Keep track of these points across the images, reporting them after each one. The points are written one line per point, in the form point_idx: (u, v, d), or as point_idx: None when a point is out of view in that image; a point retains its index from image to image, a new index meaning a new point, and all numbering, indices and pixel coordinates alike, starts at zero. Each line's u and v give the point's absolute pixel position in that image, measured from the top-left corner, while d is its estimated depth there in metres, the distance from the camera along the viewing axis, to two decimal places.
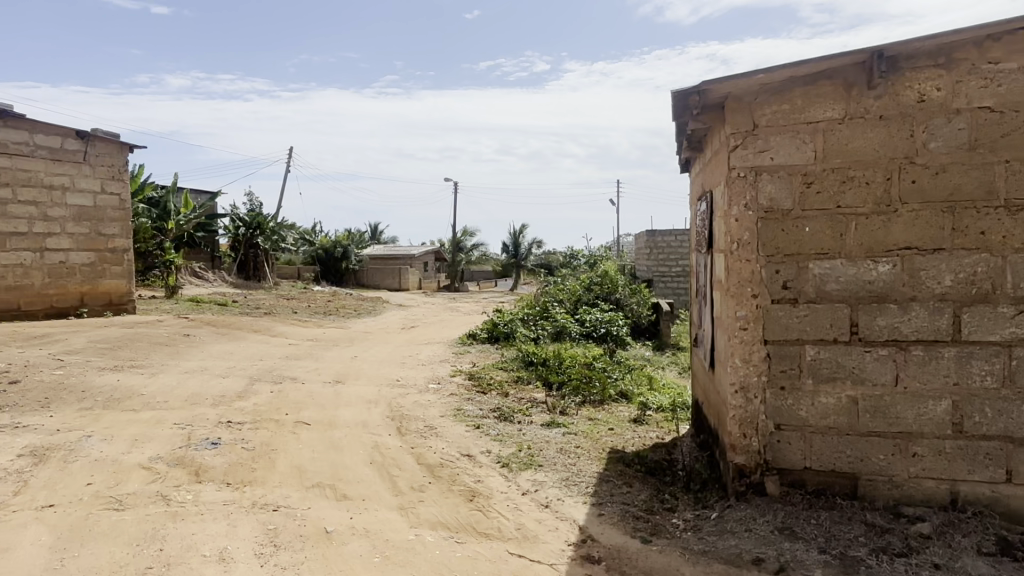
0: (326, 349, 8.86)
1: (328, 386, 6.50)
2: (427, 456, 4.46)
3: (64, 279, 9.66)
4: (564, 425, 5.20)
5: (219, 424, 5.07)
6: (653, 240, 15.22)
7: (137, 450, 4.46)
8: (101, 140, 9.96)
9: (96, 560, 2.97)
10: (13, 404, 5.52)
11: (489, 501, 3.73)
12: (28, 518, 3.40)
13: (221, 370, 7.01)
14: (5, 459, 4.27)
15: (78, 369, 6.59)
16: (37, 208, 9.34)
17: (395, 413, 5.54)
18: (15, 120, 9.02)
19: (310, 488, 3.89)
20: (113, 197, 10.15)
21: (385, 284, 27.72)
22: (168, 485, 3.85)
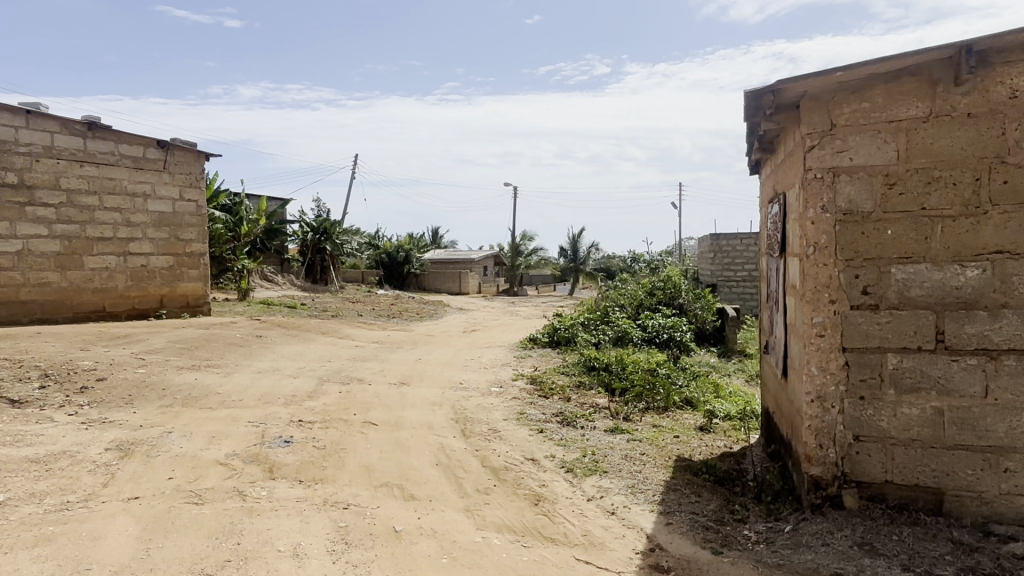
0: (390, 351, 9.03)
1: (393, 388, 6.61)
2: (491, 459, 4.48)
3: (145, 281, 10.14)
4: (627, 431, 5.14)
5: (290, 423, 5.22)
6: (717, 244, 14.91)
7: (214, 447, 4.63)
8: (179, 149, 10.46)
9: (179, 551, 3.10)
10: (101, 401, 5.82)
11: (554, 506, 3.71)
12: (116, 509, 3.58)
13: (291, 371, 7.22)
14: (94, 453, 4.51)
15: (158, 368, 6.90)
16: (121, 214, 9.83)
17: (459, 416, 5.59)
18: (102, 131, 9.57)
19: (378, 487, 3.96)
20: (191, 204, 10.63)
21: (445, 288, 28.02)
22: (244, 481, 3.99)
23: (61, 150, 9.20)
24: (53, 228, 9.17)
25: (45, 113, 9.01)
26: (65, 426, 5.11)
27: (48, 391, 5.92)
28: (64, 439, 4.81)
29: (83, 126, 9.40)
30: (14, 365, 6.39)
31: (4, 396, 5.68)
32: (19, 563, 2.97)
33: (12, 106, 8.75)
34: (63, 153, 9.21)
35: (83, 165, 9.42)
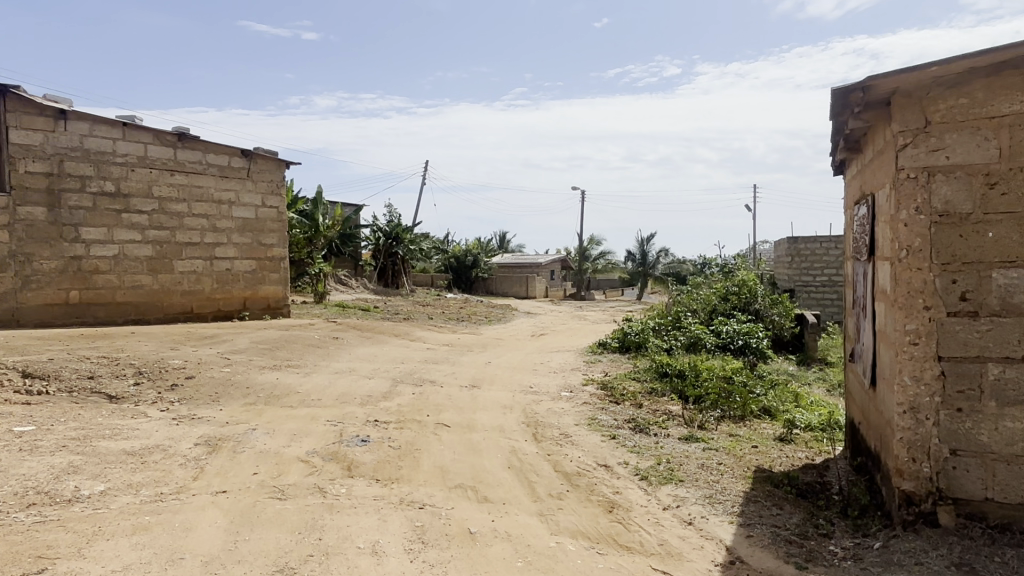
0: (461, 354, 9.13)
1: (464, 390, 6.68)
2: (564, 464, 4.46)
3: (229, 285, 10.61)
4: (703, 440, 5.03)
5: (366, 423, 5.34)
6: (795, 247, 14.42)
7: (295, 444, 4.80)
8: (261, 157, 10.90)
9: (265, 545, 3.22)
10: (190, 398, 6.12)
11: (629, 514, 3.66)
12: (206, 502, 3.75)
13: (366, 372, 7.41)
14: (185, 447, 4.75)
15: (242, 367, 7.20)
16: (208, 220, 10.32)
17: (530, 419, 5.60)
18: (191, 141, 10.08)
19: (452, 488, 4.01)
20: (272, 210, 11.06)
21: (513, 292, 28.15)
22: (324, 478, 4.11)
23: (154, 160, 9.73)
24: (147, 234, 9.69)
25: (139, 125, 9.56)
26: (158, 422, 5.39)
27: (143, 388, 6.27)
28: (157, 433, 5.09)
29: (174, 137, 9.92)
30: (112, 362, 6.80)
31: (103, 393, 6.05)
32: (121, 549, 3.15)
33: (111, 119, 9.33)
34: (155, 163, 9.74)
35: (173, 173, 9.94)
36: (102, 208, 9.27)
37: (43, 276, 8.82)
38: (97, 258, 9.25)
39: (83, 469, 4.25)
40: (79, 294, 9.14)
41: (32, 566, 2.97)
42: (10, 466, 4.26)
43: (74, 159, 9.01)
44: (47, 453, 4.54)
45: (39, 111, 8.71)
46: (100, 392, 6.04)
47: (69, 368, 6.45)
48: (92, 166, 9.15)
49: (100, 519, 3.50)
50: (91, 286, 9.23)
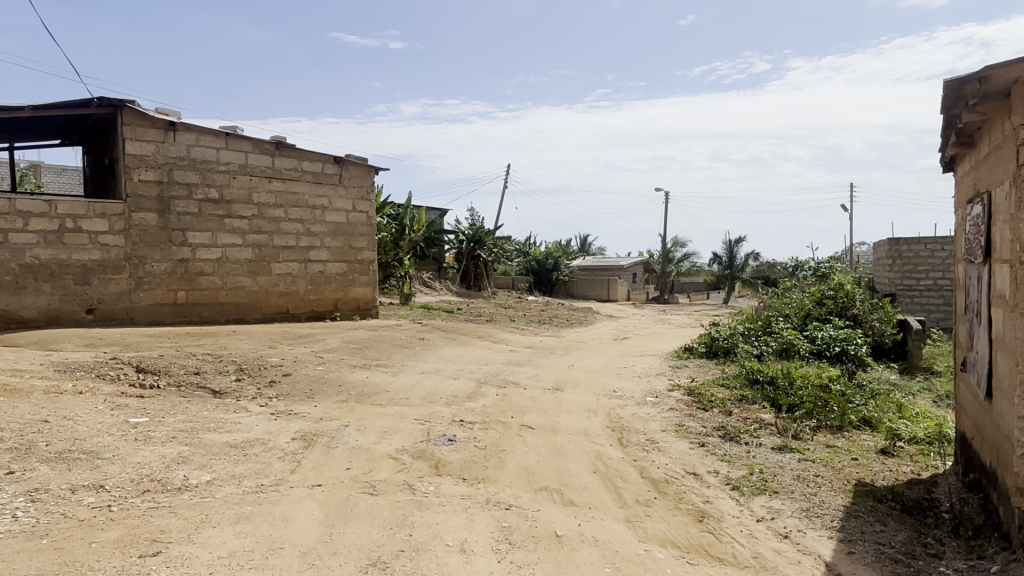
0: (544, 357, 9.14)
1: (548, 393, 6.68)
2: (651, 470, 4.38)
3: (323, 286, 11.07)
4: (798, 450, 4.82)
5: (453, 423, 5.43)
6: (896, 249, 13.64)
7: (385, 441, 4.94)
8: (352, 164, 11.34)
9: (359, 538, 3.32)
10: (286, 394, 6.42)
11: (719, 524, 3.56)
12: (303, 494, 3.91)
13: (451, 373, 7.52)
14: (283, 441, 4.98)
15: (334, 366, 7.48)
16: (303, 225, 10.79)
17: (615, 424, 5.54)
18: (287, 149, 10.58)
19: (538, 490, 4.01)
20: (362, 215, 11.49)
21: (594, 295, 27.96)
22: (413, 476, 4.21)
23: (254, 168, 10.27)
24: (247, 238, 10.22)
25: (241, 135, 10.12)
26: (257, 416, 5.68)
27: (244, 384, 6.62)
28: (257, 427, 5.36)
29: (272, 146, 10.44)
30: (215, 359, 7.21)
31: (208, 388, 6.42)
32: (226, 537, 3.33)
33: (215, 130, 9.90)
34: (255, 170, 10.28)
35: (271, 180, 10.45)
36: (207, 214, 9.84)
37: (154, 277, 9.45)
38: (202, 261, 9.83)
39: (191, 460, 4.52)
40: (186, 294, 9.73)
41: (148, 548, 3.19)
42: (128, 455, 4.59)
43: (182, 168, 9.62)
44: (160, 443, 4.86)
45: (152, 123, 9.34)
46: (205, 387, 6.43)
47: (178, 364, 6.89)
48: (198, 174, 9.74)
49: (208, 507, 3.72)
50: (196, 287, 9.81)
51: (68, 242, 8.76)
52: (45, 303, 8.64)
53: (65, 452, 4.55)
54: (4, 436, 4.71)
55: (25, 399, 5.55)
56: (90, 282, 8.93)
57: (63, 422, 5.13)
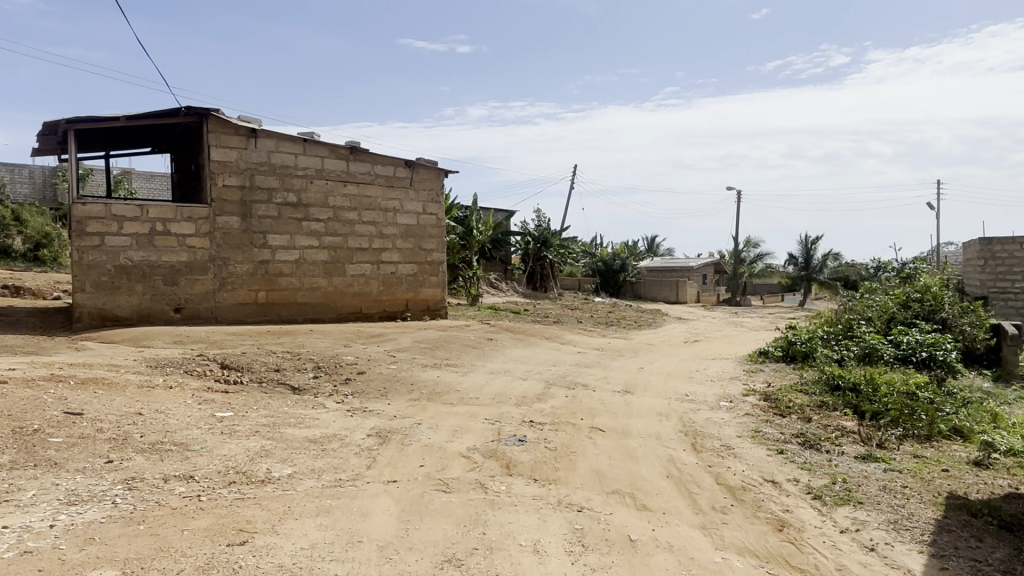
0: (613, 359, 9.07)
1: (618, 396, 6.62)
2: (726, 477, 4.28)
3: (394, 287, 11.33)
4: (884, 460, 4.62)
5: (523, 423, 5.46)
6: (989, 249, 12.88)
7: (457, 440, 5.01)
8: (423, 168, 11.57)
9: (434, 534, 3.38)
10: (361, 391, 6.60)
11: (801, 534, 3.45)
12: (379, 490, 4.01)
13: (520, 373, 7.56)
14: (359, 437, 5.12)
15: (406, 365, 7.64)
16: (376, 227, 11.07)
17: (688, 428, 5.45)
18: (362, 153, 10.88)
19: (610, 494, 3.99)
20: (432, 217, 11.71)
21: (663, 296, 27.51)
22: (485, 474, 4.26)
23: (330, 172, 10.60)
24: (323, 240, 10.55)
25: (318, 140, 10.46)
26: (334, 413, 5.86)
27: (321, 381, 6.84)
28: (335, 423, 5.53)
29: (347, 150, 10.75)
30: (294, 357, 7.48)
31: (287, 384, 6.67)
32: (307, 529, 3.46)
33: (293, 136, 10.27)
34: (330, 175, 10.61)
35: (346, 184, 10.76)
36: (285, 217, 10.22)
37: (237, 278, 9.87)
38: (281, 262, 10.21)
39: (274, 453, 4.71)
40: (266, 294, 10.12)
41: (236, 537, 3.34)
42: (215, 447, 4.82)
43: (263, 173, 10.02)
44: (244, 436, 5.08)
45: (235, 130, 9.77)
46: (285, 383, 6.68)
47: (260, 361, 7.19)
48: (277, 179, 10.13)
49: (290, 499, 3.86)
50: (275, 287, 10.19)
51: (159, 244, 9.27)
52: (138, 302, 9.16)
53: (158, 443, 4.82)
54: (104, 427, 5.03)
55: (122, 392, 5.92)
56: (178, 282, 9.41)
57: (156, 414, 5.43)
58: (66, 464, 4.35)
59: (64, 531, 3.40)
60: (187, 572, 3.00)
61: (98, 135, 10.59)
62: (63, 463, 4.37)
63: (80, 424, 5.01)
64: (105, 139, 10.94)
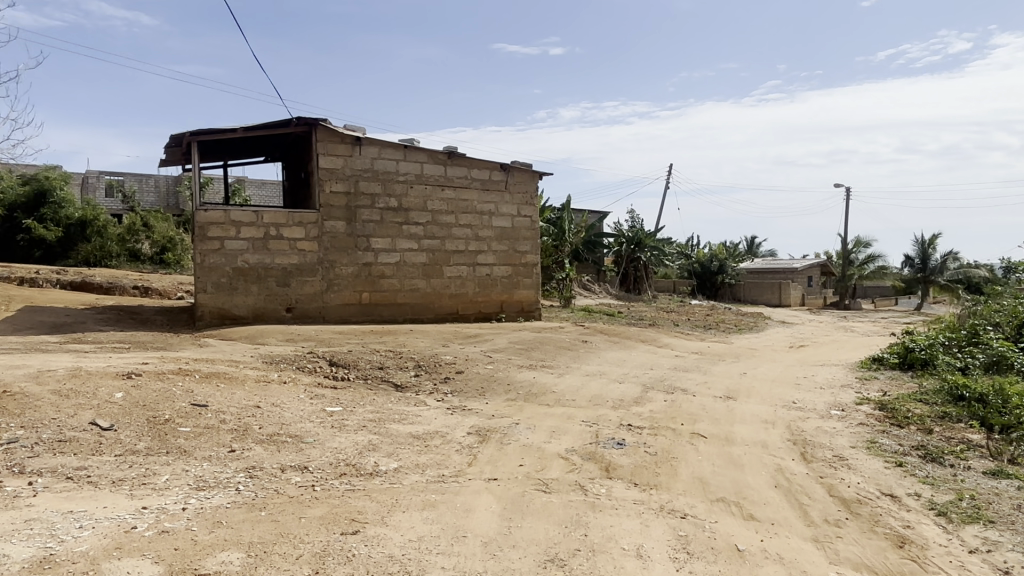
0: (713, 363, 8.84)
1: (720, 401, 6.45)
2: (840, 489, 4.09)
3: (489, 288, 11.52)
4: (1017, 477, 4.27)
5: (621, 426, 5.43)
6: None
7: (555, 441, 5.04)
8: (518, 170, 11.71)
9: (536, 533, 3.43)
10: (459, 390, 6.76)
11: (923, 552, 3.26)
12: (480, 487, 4.10)
13: (617, 376, 7.51)
14: (460, 435, 5.25)
15: (503, 365, 7.76)
16: (472, 230, 11.30)
17: (797, 437, 5.24)
18: (459, 158, 11.14)
19: (715, 502, 3.90)
20: (526, 219, 11.82)
21: (764, 299, 26.49)
22: (584, 476, 4.27)
23: (429, 177, 10.91)
24: (422, 243, 10.87)
25: (417, 147, 10.80)
26: (435, 410, 6.03)
27: (422, 379, 7.06)
28: (436, 420, 5.70)
29: (445, 155, 11.04)
30: (396, 356, 7.75)
31: (390, 382, 6.92)
32: (415, 521, 3.59)
33: (395, 143, 10.65)
34: (429, 179, 10.92)
35: (444, 188, 11.05)
36: (387, 221, 10.60)
37: (342, 280, 10.33)
38: (383, 264, 10.59)
39: (380, 447, 4.91)
40: (369, 295, 10.53)
41: (349, 527, 3.51)
42: (326, 440, 5.07)
43: (367, 179, 10.45)
44: (352, 430, 5.32)
45: (341, 139, 10.24)
46: (389, 381, 6.95)
47: (365, 359, 7.50)
48: (380, 185, 10.52)
49: (397, 492, 4.02)
50: (378, 288, 10.59)
51: (272, 248, 9.84)
52: (253, 302, 9.76)
53: (275, 434, 5.13)
54: (226, 418, 5.41)
55: (240, 386, 6.33)
56: (289, 283, 9.96)
57: (272, 408, 5.78)
58: (194, 452, 4.71)
59: (196, 514, 3.69)
60: (306, 557, 3.18)
61: (217, 145, 11.35)
62: (191, 450, 4.73)
63: (205, 416, 5.41)
64: (223, 150, 11.72)
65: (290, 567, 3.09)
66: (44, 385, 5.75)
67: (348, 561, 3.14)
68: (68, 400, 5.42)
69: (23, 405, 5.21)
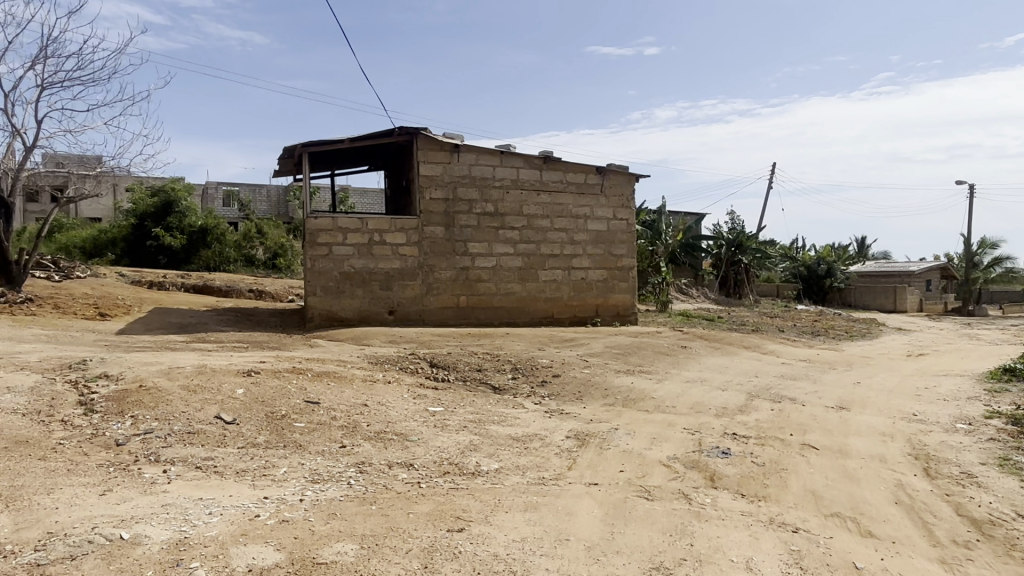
0: (823, 372, 8.43)
1: (831, 412, 6.16)
2: (970, 508, 3.82)
3: (584, 292, 11.49)
4: None
5: (725, 435, 5.29)
6: None
7: (656, 448, 4.98)
8: (614, 173, 11.63)
9: (640, 540, 3.41)
10: (557, 394, 6.80)
11: None
12: (581, 491, 4.11)
13: (718, 383, 7.31)
14: (559, 438, 5.28)
15: (600, 370, 7.73)
16: (567, 233, 11.31)
17: (918, 452, 4.93)
18: (554, 162, 11.19)
19: (830, 516, 3.74)
20: (622, 222, 11.70)
21: (876, 304, 24.57)
22: (688, 485, 4.19)
23: (525, 182, 11.03)
24: (518, 247, 11.00)
25: (514, 152, 10.94)
26: (533, 413, 6.09)
27: (519, 382, 7.15)
28: (535, 423, 5.76)
29: (541, 160, 11.12)
30: (494, 358, 7.89)
31: (489, 384, 7.05)
32: (518, 522, 3.65)
33: (492, 149, 10.83)
34: (526, 184, 11.04)
35: (540, 193, 11.14)
36: (484, 226, 10.79)
37: (441, 283, 10.60)
38: (480, 268, 10.80)
39: (481, 448, 5.02)
40: (467, 299, 10.75)
41: (454, 524, 3.61)
42: (430, 439, 5.24)
43: (465, 185, 10.68)
44: (454, 431, 5.47)
45: (440, 146, 10.53)
46: (487, 383, 7.07)
47: (464, 361, 7.68)
48: (477, 190, 10.73)
49: (499, 493, 4.10)
50: (475, 292, 10.80)
51: (375, 253, 10.25)
52: (358, 305, 10.20)
53: (382, 432, 5.35)
54: (337, 415, 5.68)
55: (348, 384, 6.64)
56: (391, 287, 10.34)
57: (378, 406, 6.03)
58: (309, 446, 4.98)
59: (312, 506, 3.90)
60: (416, 551, 3.30)
61: (324, 155, 11.93)
62: (306, 445, 5.01)
63: (318, 412, 5.71)
64: (330, 160, 12.31)
65: (401, 560, 3.22)
66: (175, 381, 6.26)
67: (455, 558, 3.24)
68: (195, 394, 5.87)
69: (157, 398, 5.69)
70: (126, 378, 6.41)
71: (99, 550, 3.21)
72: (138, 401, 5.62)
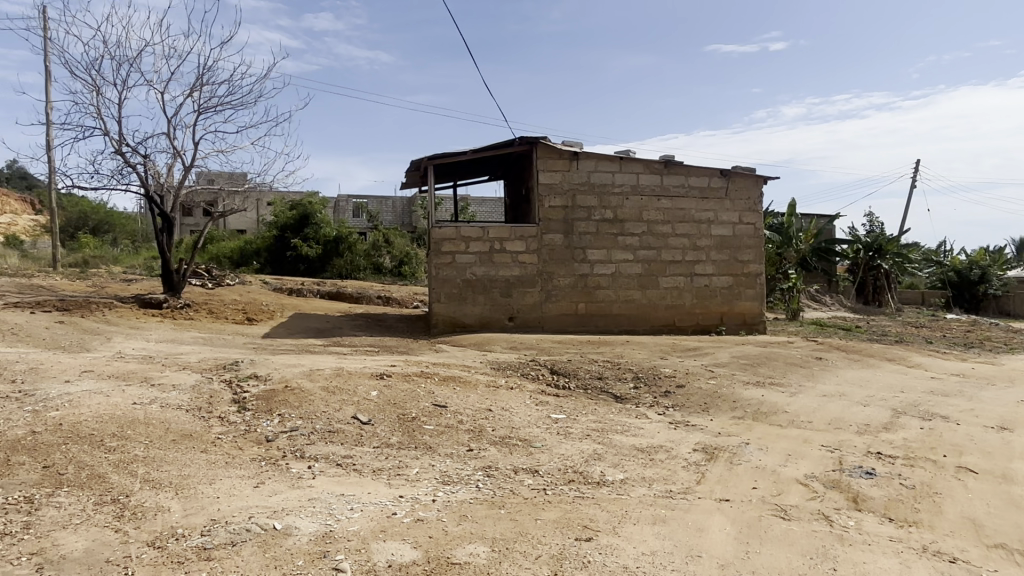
0: (981, 388, 7.70)
1: (991, 432, 5.63)
2: None
3: (708, 299, 11.17)
4: None
5: (868, 453, 4.98)
6: None
7: (791, 465, 4.76)
8: (739, 176, 11.25)
9: (778, 562, 3.29)
10: (681, 405, 6.65)
11: None
12: (712, 506, 4.02)
13: (858, 398, 6.87)
14: (686, 451, 5.17)
15: (727, 380, 7.48)
16: (690, 239, 11.05)
17: None
18: (676, 166, 10.97)
19: (993, 548, 3.45)
20: (749, 227, 11.29)
21: None
22: (828, 506, 3.98)
23: (645, 187, 10.90)
24: (638, 254, 10.88)
25: (633, 158, 10.84)
26: (658, 424, 6.01)
27: (642, 391, 7.06)
28: (660, 433, 5.67)
29: (661, 164, 10.94)
30: (615, 366, 7.84)
31: (611, 393, 7.02)
32: (647, 535, 3.62)
33: (611, 155, 10.79)
34: (646, 190, 10.90)
35: (661, 198, 10.95)
36: (604, 232, 10.76)
37: (560, 290, 10.68)
38: (599, 275, 10.77)
39: (606, 457, 5.02)
40: (586, 306, 10.76)
41: (582, 533, 3.64)
42: (554, 446, 5.30)
43: (584, 192, 10.70)
44: (577, 438, 5.50)
45: (560, 154, 10.60)
46: (609, 392, 7.04)
47: (585, 368, 7.70)
48: (596, 197, 10.73)
49: (626, 504, 4.08)
50: (594, 299, 10.78)
51: (496, 260, 10.49)
52: (479, 312, 10.47)
53: (507, 437, 5.48)
54: (463, 419, 5.88)
55: (474, 389, 6.84)
56: (512, 294, 10.54)
57: (502, 412, 6.17)
58: (438, 448, 5.20)
59: (445, 506, 4.07)
60: (545, 558, 3.36)
61: (447, 167, 12.36)
62: (436, 447, 5.22)
63: (446, 416, 5.92)
64: (453, 171, 12.73)
65: (531, 565, 3.29)
66: (315, 382, 6.71)
67: (585, 567, 3.27)
68: (334, 395, 6.27)
69: (301, 398, 6.13)
70: (273, 378, 6.97)
71: (257, 538, 3.51)
72: (285, 400, 6.09)
